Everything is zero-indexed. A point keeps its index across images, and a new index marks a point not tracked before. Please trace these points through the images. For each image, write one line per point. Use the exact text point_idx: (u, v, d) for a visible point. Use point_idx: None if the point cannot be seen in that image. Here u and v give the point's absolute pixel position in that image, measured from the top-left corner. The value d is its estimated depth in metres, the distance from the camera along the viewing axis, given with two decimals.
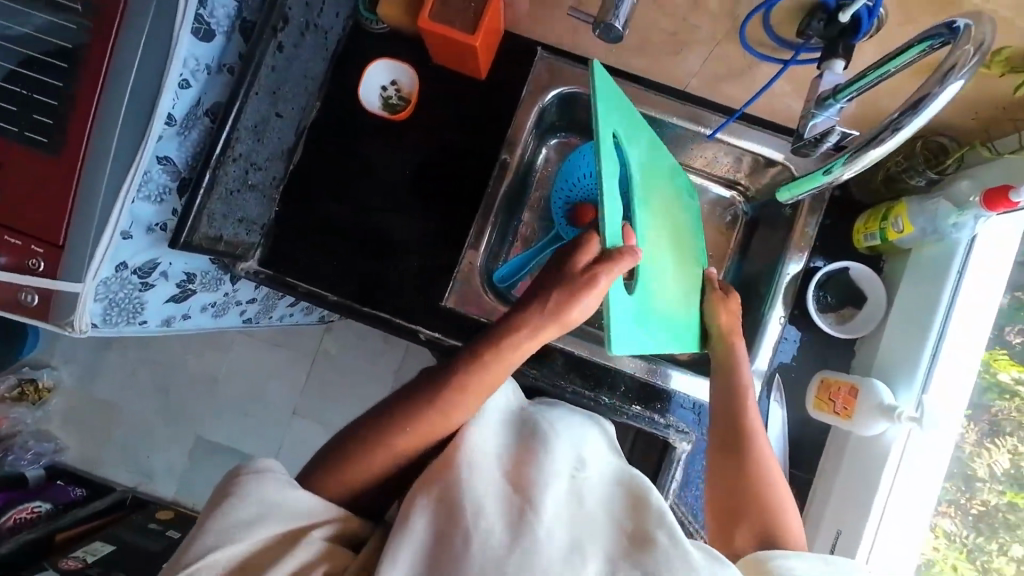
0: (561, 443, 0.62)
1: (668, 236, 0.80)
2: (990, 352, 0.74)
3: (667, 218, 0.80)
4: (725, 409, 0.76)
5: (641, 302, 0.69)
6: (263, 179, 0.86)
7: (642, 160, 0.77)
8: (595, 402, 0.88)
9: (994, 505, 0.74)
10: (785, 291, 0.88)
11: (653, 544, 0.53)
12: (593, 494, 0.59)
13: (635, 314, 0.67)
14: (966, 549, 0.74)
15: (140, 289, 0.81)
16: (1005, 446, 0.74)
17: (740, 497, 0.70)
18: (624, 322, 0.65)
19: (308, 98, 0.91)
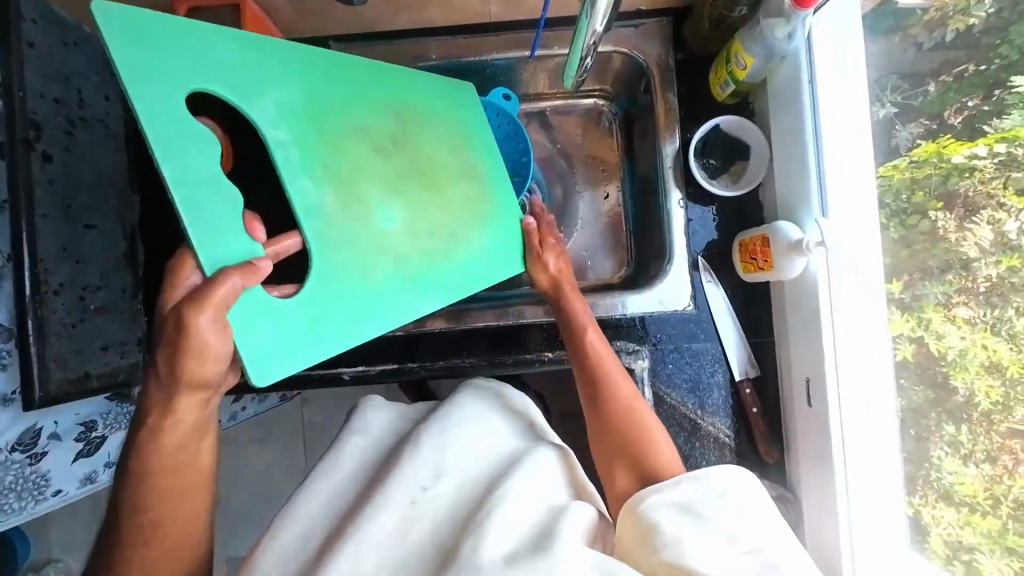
0: (419, 457, 0.65)
1: (388, 183, 0.68)
2: (936, 142, 0.68)
3: (365, 164, 0.66)
4: (572, 335, 0.75)
5: (316, 298, 0.60)
6: (109, 297, 0.80)
7: (320, 101, 0.64)
8: (537, 361, 0.85)
9: (1000, 277, 0.62)
10: (672, 174, 0.85)
11: (462, 552, 0.54)
12: (431, 512, 0.62)
13: (299, 326, 0.58)
14: (989, 325, 0.62)
15: (31, 463, 0.75)
16: (988, 219, 0.63)
17: (603, 412, 0.67)
18: (270, 345, 0.56)
19: (120, 195, 0.83)
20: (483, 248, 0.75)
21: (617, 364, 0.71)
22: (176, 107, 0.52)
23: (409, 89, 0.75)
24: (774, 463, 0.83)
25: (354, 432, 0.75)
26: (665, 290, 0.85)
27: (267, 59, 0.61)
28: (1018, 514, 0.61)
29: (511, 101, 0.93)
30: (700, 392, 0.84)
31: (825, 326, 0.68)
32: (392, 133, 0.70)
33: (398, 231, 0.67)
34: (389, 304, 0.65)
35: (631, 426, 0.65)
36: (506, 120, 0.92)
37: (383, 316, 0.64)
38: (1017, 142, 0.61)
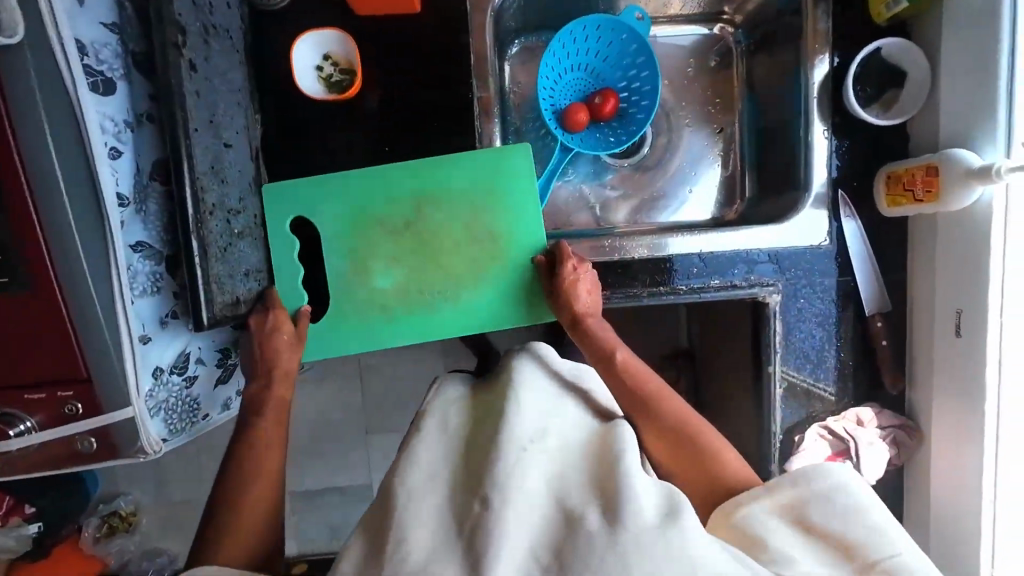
0: (526, 414, 0.63)
1: (399, 254, 0.81)
2: None
3: (382, 244, 0.81)
4: (602, 358, 0.73)
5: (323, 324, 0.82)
6: (246, 222, 0.77)
7: (360, 204, 0.82)
8: (669, 295, 0.85)
9: None
10: (817, 104, 0.82)
11: (588, 517, 0.52)
12: (545, 467, 0.59)
13: (319, 335, 0.82)
14: None
15: (186, 386, 0.75)
16: None
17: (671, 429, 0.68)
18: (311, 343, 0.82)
19: (245, 114, 0.78)
20: (488, 295, 0.82)
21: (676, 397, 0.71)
22: (285, 225, 0.81)
23: (443, 172, 0.82)
24: (890, 395, 0.87)
25: (451, 394, 0.72)
26: (801, 224, 0.84)
27: (338, 184, 0.81)
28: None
29: (642, 22, 0.91)
30: (829, 326, 0.85)
31: (994, 256, 0.69)
32: (409, 218, 0.81)
33: (389, 289, 0.81)
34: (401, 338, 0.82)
35: (696, 450, 0.67)
36: (636, 41, 0.91)
37: (371, 341, 0.82)
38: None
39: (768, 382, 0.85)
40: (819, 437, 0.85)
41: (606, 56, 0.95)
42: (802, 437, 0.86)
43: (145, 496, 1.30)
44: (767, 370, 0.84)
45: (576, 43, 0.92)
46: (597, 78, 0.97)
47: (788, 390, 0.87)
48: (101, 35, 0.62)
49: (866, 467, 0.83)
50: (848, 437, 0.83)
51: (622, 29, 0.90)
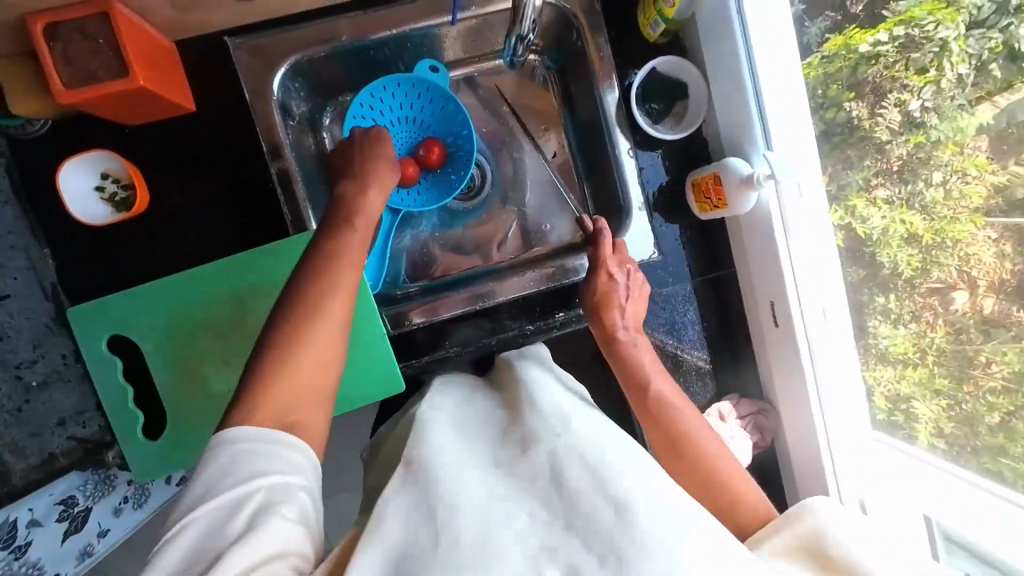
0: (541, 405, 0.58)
1: (231, 355, 0.79)
2: (842, 35, 0.73)
3: (211, 349, 0.79)
4: (647, 410, 0.67)
5: (168, 441, 0.78)
6: (49, 368, 0.72)
7: (179, 313, 0.78)
8: (519, 335, 0.87)
9: (908, 155, 0.72)
10: (619, 125, 0.84)
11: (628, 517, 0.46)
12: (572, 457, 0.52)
13: (161, 452, 0.78)
14: (905, 201, 0.72)
15: (16, 557, 0.71)
16: (895, 104, 0.71)
17: (674, 443, 0.64)
18: (151, 462, 0.78)
19: (24, 254, 0.73)
20: None
21: (705, 428, 0.65)
22: (101, 348, 0.76)
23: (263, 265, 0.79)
24: (747, 381, 0.92)
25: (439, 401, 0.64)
26: (630, 242, 0.87)
27: (150, 294, 0.77)
28: (940, 358, 0.73)
29: (439, 72, 0.90)
30: (677, 332, 0.89)
31: (781, 253, 0.73)
32: (235, 318, 0.79)
33: (229, 393, 0.80)
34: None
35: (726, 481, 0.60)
36: (439, 92, 0.90)
37: None
38: (912, 22, 0.68)
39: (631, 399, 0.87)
40: None
41: (421, 106, 0.92)
42: None
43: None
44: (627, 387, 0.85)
45: (384, 101, 0.90)
46: (419, 128, 0.94)
47: None
48: None
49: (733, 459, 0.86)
50: None
51: (423, 83, 0.89)
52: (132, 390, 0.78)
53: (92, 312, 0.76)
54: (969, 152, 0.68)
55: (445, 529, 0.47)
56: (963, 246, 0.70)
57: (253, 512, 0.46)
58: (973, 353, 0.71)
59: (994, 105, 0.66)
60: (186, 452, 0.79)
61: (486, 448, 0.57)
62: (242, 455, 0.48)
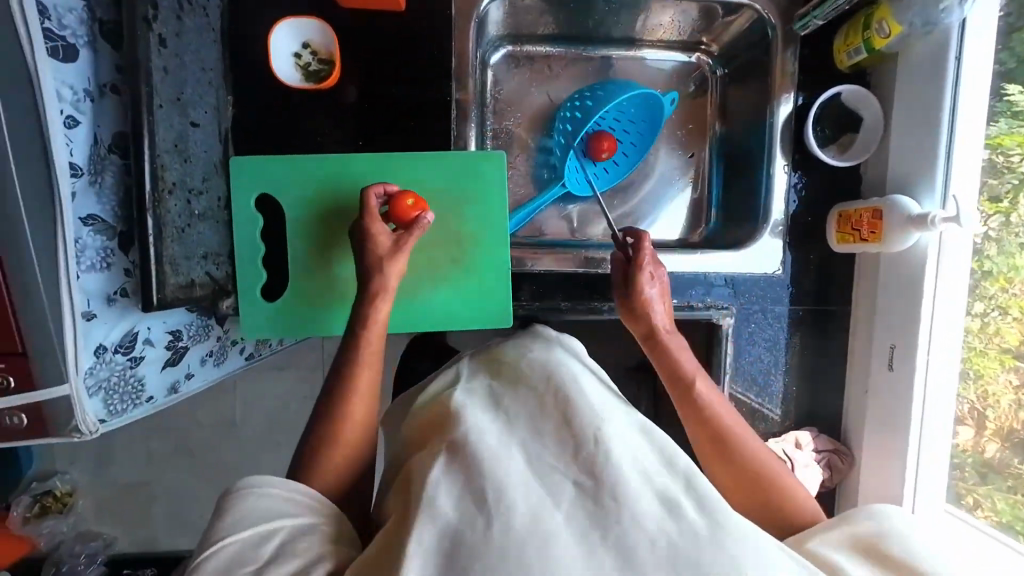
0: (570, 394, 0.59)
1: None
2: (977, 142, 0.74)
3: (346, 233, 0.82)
4: (685, 399, 0.70)
5: (284, 305, 0.82)
6: (208, 203, 0.75)
7: (328, 192, 0.81)
8: None
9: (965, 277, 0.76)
10: (780, 139, 0.86)
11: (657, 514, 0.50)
12: (620, 451, 0.54)
13: (275, 314, 0.81)
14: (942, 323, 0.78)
15: (131, 366, 0.73)
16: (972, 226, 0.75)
17: (719, 427, 0.68)
18: (261, 320, 0.81)
19: (216, 94, 0.77)
20: (444, 295, 0.83)
21: (738, 420, 0.69)
22: (251, 201, 0.80)
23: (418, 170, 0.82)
24: (827, 420, 0.92)
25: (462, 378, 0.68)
26: (758, 251, 0.88)
27: (309, 165, 0.80)
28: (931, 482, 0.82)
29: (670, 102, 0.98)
30: (775, 351, 0.90)
31: (925, 300, 0.75)
32: None
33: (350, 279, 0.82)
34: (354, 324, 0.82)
35: (770, 480, 0.66)
36: (656, 113, 0.98)
37: (322, 326, 0.82)
38: (999, 149, 0.72)
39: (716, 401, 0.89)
40: None
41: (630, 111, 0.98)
42: None
43: (78, 475, 1.24)
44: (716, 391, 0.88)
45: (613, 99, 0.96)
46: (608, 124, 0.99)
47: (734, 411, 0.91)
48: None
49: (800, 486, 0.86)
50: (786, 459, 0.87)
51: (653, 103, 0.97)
52: (264, 249, 0.82)
53: (254, 164, 0.79)
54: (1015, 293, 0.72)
55: (500, 514, 0.49)
56: (984, 382, 0.75)
57: (284, 539, 0.53)
58: (965, 490, 0.79)
59: None
60: (294, 321, 0.82)
61: (517, 433, 0.57)
62: (269, 502, 0.55)
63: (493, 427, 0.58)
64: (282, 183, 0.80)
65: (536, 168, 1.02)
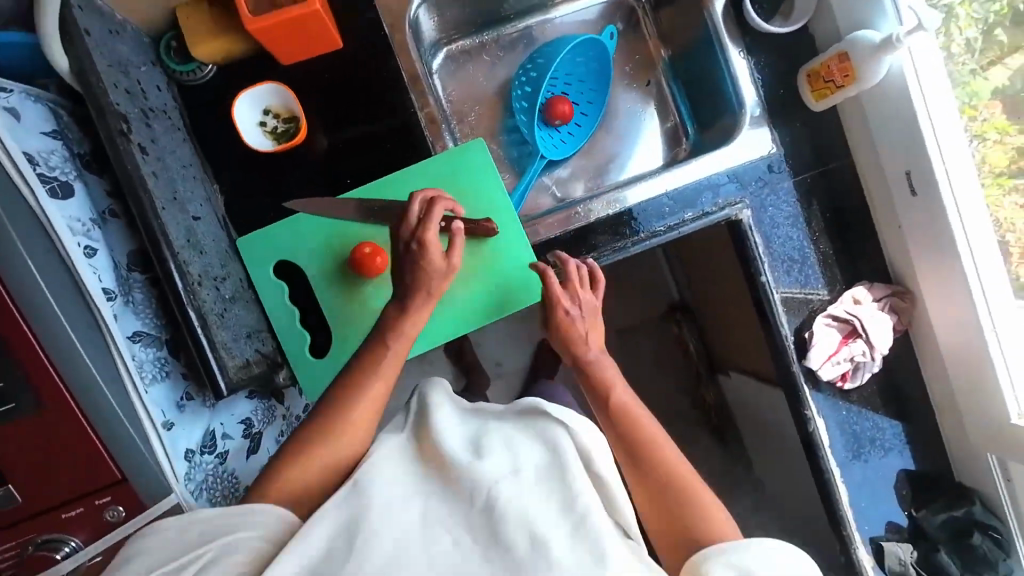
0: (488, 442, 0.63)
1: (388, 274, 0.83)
2: None
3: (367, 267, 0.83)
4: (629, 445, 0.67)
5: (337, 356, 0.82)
6: (234, 286, 0.77)
7: (337, 236, 0.82)
8: (651, 237, 0.89)
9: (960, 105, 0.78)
10: (725, 29, 0.89)
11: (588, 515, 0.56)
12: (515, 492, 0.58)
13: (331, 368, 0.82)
14: None
15: (220, 462, 0.74)
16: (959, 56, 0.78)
17: (643, 462, 0.65)
18: (319, 378, 0.82)
19: (203, 185, 0.79)
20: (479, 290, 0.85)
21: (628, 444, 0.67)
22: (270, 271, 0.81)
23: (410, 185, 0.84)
24: (872, 268, 0.93)
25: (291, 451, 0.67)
26: (748, 138, 0.90)
27: (311, 220, 0.82)
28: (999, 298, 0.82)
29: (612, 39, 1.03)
30: (800, 224, 0.92)
31: (920, 115, 0.77)
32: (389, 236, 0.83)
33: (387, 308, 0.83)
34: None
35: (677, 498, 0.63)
36: (602, 53, 1.00)
37: None
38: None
39: (765, 290, 0.90)
40: (826, 326, 0.90)
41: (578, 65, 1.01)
42: (812, 331, 0.91)
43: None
44: (761, 282, 0.89)
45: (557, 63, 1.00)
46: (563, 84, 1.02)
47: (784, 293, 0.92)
48: (47, 144, 0.63)
49: (874, 338, 0.88)
50: (851, 318, 0.89)
51: (595, 47, 1.00)
52: (298, 311, 0.83)
53: (263, 237, 0.81)
54: (986, 116, 0.77)
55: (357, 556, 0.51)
56: (993, 210, 0.79)
57: None
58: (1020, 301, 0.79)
59: (1006, 66, 0.74)
60: None
61: (411, 486, 0.59)
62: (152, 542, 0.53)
63: (408, 479, 0.60)
64: (292, 245, 0.81)
65: (513, 150, 1.04)
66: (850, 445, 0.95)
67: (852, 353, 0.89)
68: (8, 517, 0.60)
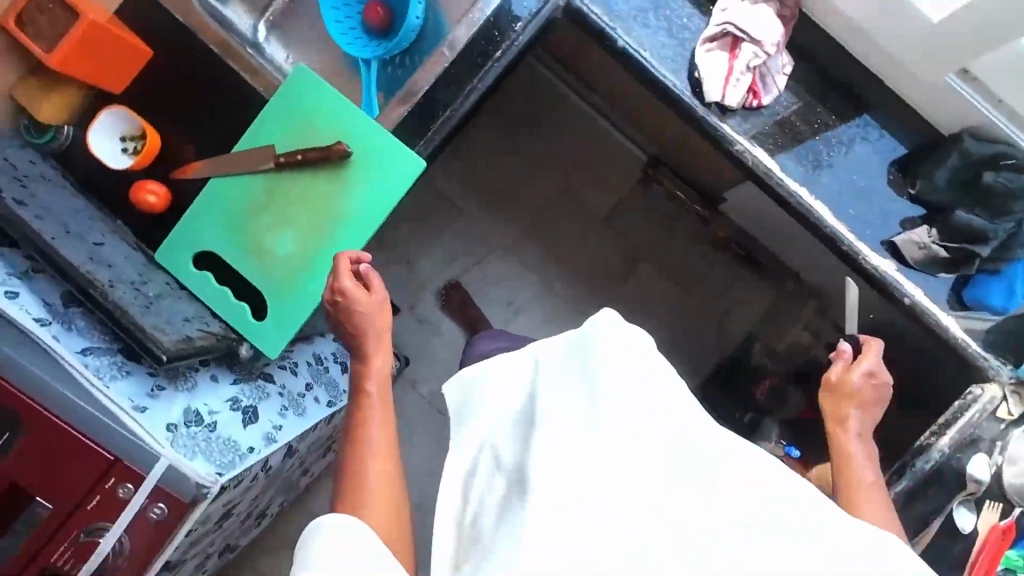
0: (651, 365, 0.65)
1: (274, 225, 0.89)
2: None
3: (263, 219, 0.89)
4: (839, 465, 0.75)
5: (277, 305, 0.89)
6: (160, 288, 0.86)
7: (231, 206, 0.90)
8: (493, 66, 0.87)
9: None
10: None
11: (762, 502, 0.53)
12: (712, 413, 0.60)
13: (275, 322, 0.89)
14: None
15: (212, 430, 0.81)
16: None
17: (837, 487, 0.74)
18: (271, 334, 0.89)
19: (103, 222, 0.89)
20: (365, 188, 0.87)
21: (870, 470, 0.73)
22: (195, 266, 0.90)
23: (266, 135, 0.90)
24: None
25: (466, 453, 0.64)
26: None
27: (200, 204, 0.90)
28: None
29: None
30: None
31: None
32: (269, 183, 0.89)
33: (298, 245, 0.89)
34: (309, 302, 0.88)
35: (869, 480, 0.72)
36: None
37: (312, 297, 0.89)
38: None
39: (630, 56, 0.85)
40: (708, 51, 0.82)
41: None
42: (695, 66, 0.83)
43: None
44: (619, 47, 0.85)
45: None
46: None
47: (656, 50, 0.85)
48: None
49: (758, 32, 0.78)
50: (727, 27, 0.80)
51: None
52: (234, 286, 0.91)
53: (180, 247, 0.90)
54: None
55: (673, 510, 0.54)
56: None
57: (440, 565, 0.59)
58: None
59: None
60: (298, 312, 0.89)
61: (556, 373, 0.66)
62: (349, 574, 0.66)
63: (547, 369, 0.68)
64: (198, 240, 0.90)
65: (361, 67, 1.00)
66: (803, 157, 0.85)
67: (745, 62, 0.80)
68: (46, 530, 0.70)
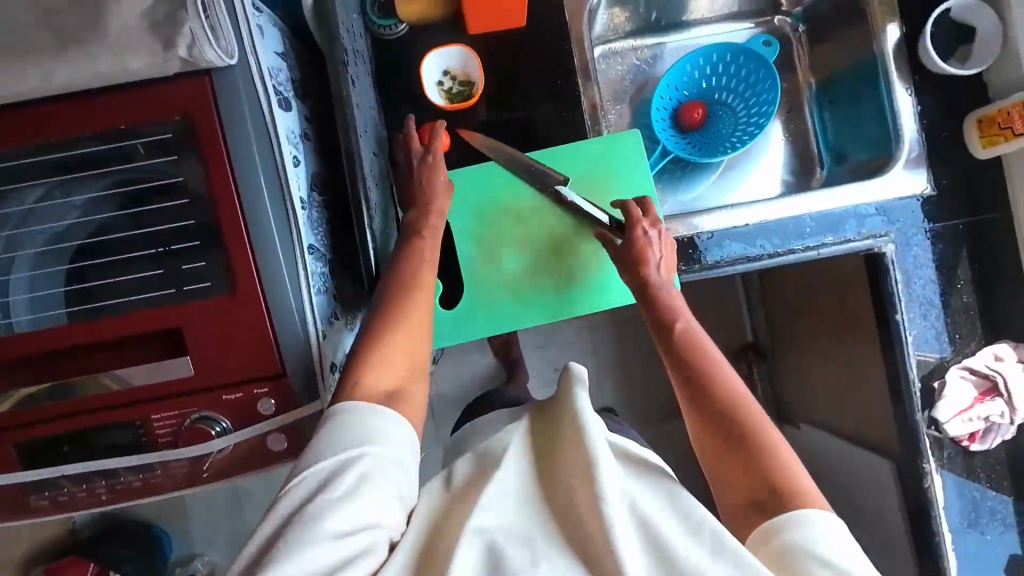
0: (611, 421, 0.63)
1: (520, 238, 0.87)
2: None
3: (510, 229, 0.87)
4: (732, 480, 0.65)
5: (464, 308, 0.86)
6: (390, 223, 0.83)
7: (491, 198, 0.87)
8: (788, 254, 0.87)
9: None
10: (896, 63, 0.90)
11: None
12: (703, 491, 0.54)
13: (453, 321, 0.86)
14: None
15: None
16: None
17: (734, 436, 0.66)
18: (441, 328, 0.86)
19: (377, 126, 0.86)
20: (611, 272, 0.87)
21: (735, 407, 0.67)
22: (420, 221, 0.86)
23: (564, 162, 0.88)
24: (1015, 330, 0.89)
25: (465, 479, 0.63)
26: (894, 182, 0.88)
27: (465, 177, 0.87)
28: None
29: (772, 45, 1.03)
30: (945, 272, 0.88)
31: None
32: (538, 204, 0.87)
33: (522, 273, 0.87)
34: (496, 326, 0.86)
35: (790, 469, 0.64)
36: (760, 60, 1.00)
37: (499, 325, 0.86)
38: None
39: (897, 332, 0.87)
40: (962, 377, 0.87)
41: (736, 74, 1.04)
42: (943, 381, 0.87)
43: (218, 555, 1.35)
44: (895, 319, 0.87)
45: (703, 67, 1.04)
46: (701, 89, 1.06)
47: (917, 342, 0.88)
48: (276, 61, 0.69)
49: (1016, 399, 0.84)
50: (992, 375, 0.86)
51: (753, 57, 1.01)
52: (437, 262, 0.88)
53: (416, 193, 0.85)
54: None
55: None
56: None
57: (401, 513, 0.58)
58: None
59: None
60: (478, 326, 0.87)
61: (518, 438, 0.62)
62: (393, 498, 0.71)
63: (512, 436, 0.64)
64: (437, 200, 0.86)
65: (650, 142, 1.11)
66: (967, 511, 0.88)
67: (988, 412, 0.85)
68: (174, 388, 0.65)
